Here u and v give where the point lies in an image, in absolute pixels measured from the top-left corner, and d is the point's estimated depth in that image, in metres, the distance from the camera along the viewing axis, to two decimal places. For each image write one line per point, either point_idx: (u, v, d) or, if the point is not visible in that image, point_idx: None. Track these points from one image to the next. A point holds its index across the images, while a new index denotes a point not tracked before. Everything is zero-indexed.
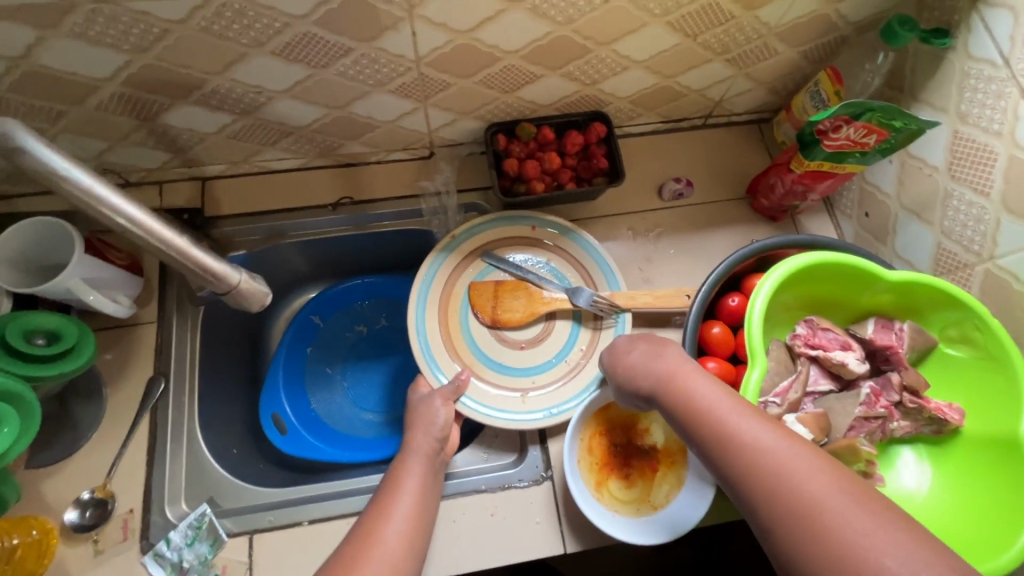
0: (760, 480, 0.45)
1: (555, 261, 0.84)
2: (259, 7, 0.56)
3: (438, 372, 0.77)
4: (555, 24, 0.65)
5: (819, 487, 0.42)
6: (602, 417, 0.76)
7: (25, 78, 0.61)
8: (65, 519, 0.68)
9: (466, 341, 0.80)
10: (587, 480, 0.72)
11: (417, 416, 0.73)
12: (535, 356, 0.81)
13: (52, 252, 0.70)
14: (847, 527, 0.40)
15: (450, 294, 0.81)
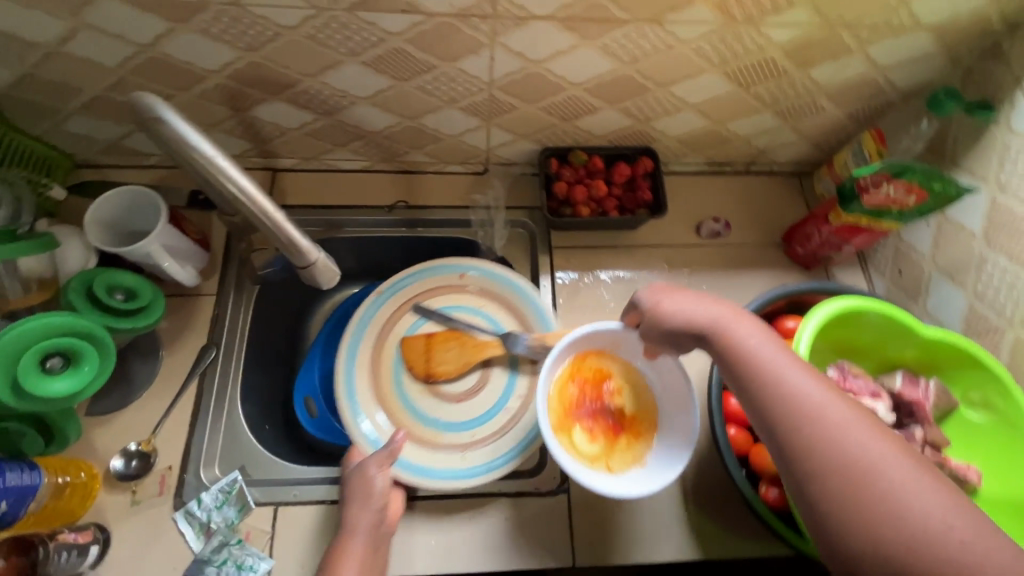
0: (814, 424, 0.51)
1: (487, 308, 0.85)
2: (362, 22, 0.63)
3: (371, 440, 0.75)
4: (620, 63, 0.71)
5: (863, 433, 0.50)
6: (577, 363, 0.73)
7: (146, 63, 0.68)
8: (111, 466, 0.72)
9: (397, 399, 0.79)
10: (549, 418, 0.68)
11: (353, 487, 0.67)
12: (469, 408, 0.80)
13: (137, 218, 0.77)
14: (889, 467, 0.48)
15: (378, 353, 0.81)
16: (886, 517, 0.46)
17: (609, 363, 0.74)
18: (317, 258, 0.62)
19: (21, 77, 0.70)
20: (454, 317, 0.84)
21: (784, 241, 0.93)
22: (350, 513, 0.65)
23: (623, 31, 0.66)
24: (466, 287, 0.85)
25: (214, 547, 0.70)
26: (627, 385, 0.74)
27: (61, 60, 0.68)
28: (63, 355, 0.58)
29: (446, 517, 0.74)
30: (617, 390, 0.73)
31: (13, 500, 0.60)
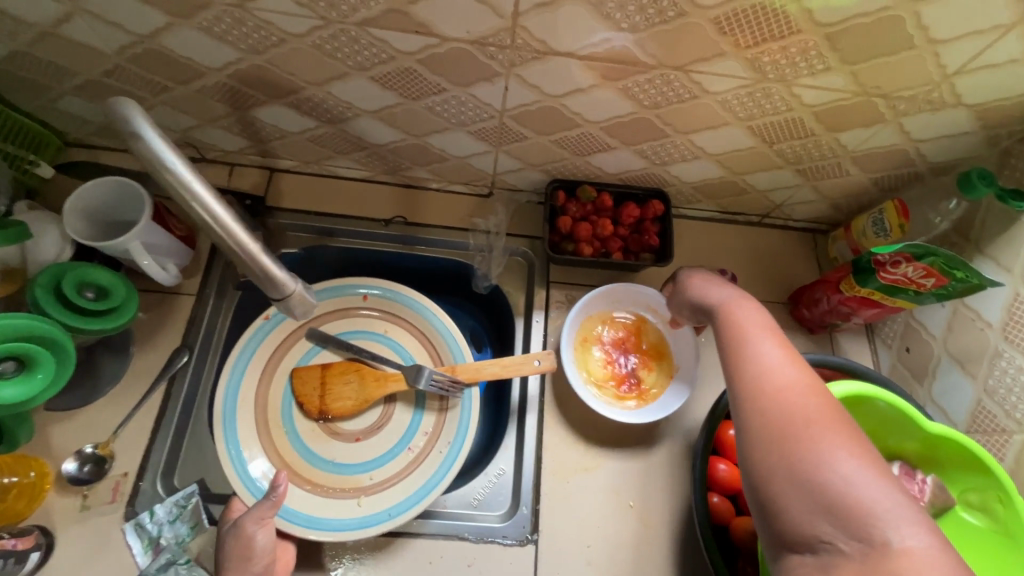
0: (758, 381, 0.51)
1: (403, 337, 0.82)
2: (372, 38, 0.59)
3: (252, 488, 0.70)
4: (640, 106, 0.67)
5: (808, 399, 0.48)
6: (639, 324, 0.84)
7: (143, 53, 0.65)
8: (64, 468, 0.69)
9: (286, 437, 0.75)
10: (578, 329, 0.83)
11: (229, 550, 0.61)
12: (365, 448, 0.76)
13: (121, 211, 0.74)
14: (818, 430, 0.46)
15: (265, 388, 0.76)
16: (800, 454, 0.45)
17: (660, 339, 0.84)
18: (295, 290, 0.52)
19: (12, 53, 0.67)
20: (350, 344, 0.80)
21: (790, 301, 0.89)
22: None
23: (647, 76, 0.62)
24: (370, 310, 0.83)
25: (161, 564, 0.67)
26: (660, 359, 0.83)
27: (54, 40, 0.64)
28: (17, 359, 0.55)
29: (411, 557, 0.71)
30: (647, 364, 0.82)
31: None
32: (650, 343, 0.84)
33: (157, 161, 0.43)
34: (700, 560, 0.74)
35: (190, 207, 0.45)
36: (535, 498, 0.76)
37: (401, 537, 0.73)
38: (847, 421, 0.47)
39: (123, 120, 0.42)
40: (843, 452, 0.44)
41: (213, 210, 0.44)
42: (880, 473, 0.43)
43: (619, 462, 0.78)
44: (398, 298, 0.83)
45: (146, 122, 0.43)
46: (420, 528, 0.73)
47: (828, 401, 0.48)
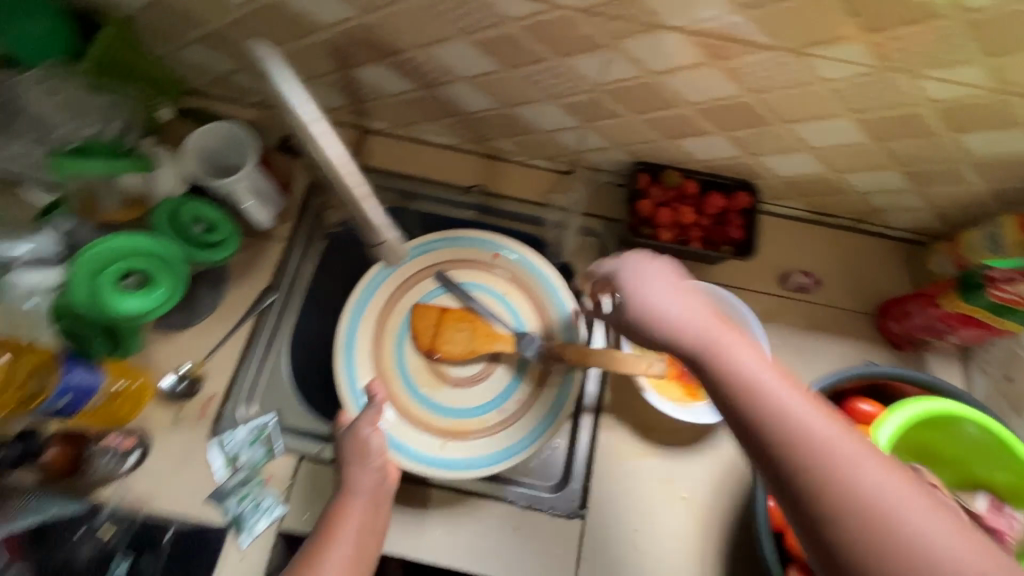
0: (816, 459, 0.43)
1: (519, 304, 0.82)
2: (482, 2, 0.60)
3: (355, 399, 0.75)
4: (744, 90, 0.64)
5: (873, 469, 0.42)
6: None
7: (267, 8, 0.69)
8: (162, 383, 0.76)
9: (394, 368, 0.78)
10: None
11: (346, 451, 0.68)
12: (465, 398, 0.78)
13: (230, 155, 0.80)
14: (901, 510, 0.40)
15: (383, 317, 0.80)
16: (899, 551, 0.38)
17: None
18: (389, 240, 0.55)
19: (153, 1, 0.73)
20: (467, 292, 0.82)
21: (877, 312, 0.84)
22: (346, 476, 0.66)
23: (758, 56, 0.59)
24: (495, 269, 0.83)
25: (238, 481, 0.73)
26: None
27: None
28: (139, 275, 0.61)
29: (460, 511, 0.74)
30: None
31: (80, 398, 0.65)
32: None
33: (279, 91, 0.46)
34: (749, 559, 0.73)
35: (315, 148, 0.48)
36: (586, 474, 0.76)
37: (454, 492, 0.75)
38: (903, 474, 0.42)
39: (255, 56, 0.47)
40: (932, 530, 0.39)
41: (333, 156, 0.47)
42: (966, 534, 0.39)
43: (676, 452, 0.77)
44: (523, 266, 0.83)
45: (273, 57, 0.47)
46: (470, 486, 0.75)
47: (885, 459, 0.43)
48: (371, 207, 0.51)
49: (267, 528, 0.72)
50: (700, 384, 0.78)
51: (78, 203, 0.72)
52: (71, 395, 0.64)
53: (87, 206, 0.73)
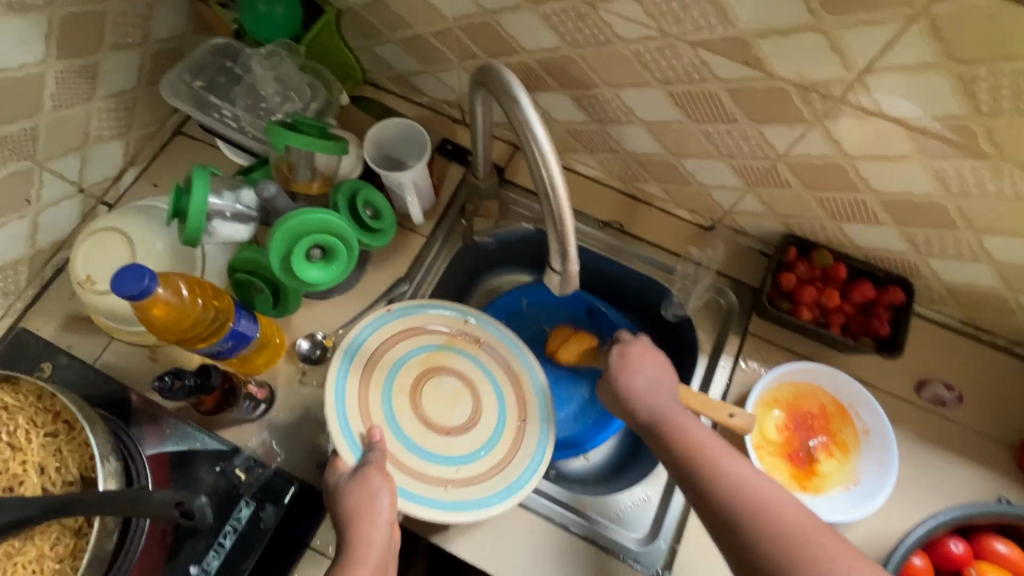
0: (746, 499, 0.60)
1: (486, 360, 0.78)
2: (696, 59, 0.61)
3: (354, 446, 0.68)
4: (943, 191, 0.62)
5: (787, 506, 0.60)
6: (834, 412, 0.80)
7: (478, 26, 0.74)
8: (299, 344, 0.80)
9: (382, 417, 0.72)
10: (772, 390, 0.80)
11: (354, 501, 0.61)
12: (458, 442, 0.73)
13: (401, 149, 0.85)
14: (807, 534, 0.58)
15: (374, 361, 0.75)
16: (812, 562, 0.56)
17: (850, 436, 0.79)
18: (572, 270, 0.56)
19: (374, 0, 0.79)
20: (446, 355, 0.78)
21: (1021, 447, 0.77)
22: (356, 532, 0.59)
23: (974, 163, 0.57)
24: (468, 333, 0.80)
25: None
26: (843, 455, 0.78)
27: None
28: (322, 249, 0.67)
29: (548, 540, 0.73)
30: (829, 449, 0.79)
31: (238, 343, 0.68)
32: (839, 437, 0.79)
33: (519, 109, 0.50)
34: None
35: (538, 167, 0.51)
36: (676, 537, 0.74)
37: (545, 520, 0.74)
38: (802, 507, 0.61)
39: (499, 78, 0.53)
40: (827, 550, 0.57)
41: (554, 174, 0.50)
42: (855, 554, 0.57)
43: None
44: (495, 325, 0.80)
45: (517, 82, 0.52)
46: (562, 519, 0.74)
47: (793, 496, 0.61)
48: (571, 234, 0.53)
49: None
50: (813, 474, 0.77)
51: (278, 172, 0.74)
52: (233, 340, 0.67)
53: (285, 175, 0.74)
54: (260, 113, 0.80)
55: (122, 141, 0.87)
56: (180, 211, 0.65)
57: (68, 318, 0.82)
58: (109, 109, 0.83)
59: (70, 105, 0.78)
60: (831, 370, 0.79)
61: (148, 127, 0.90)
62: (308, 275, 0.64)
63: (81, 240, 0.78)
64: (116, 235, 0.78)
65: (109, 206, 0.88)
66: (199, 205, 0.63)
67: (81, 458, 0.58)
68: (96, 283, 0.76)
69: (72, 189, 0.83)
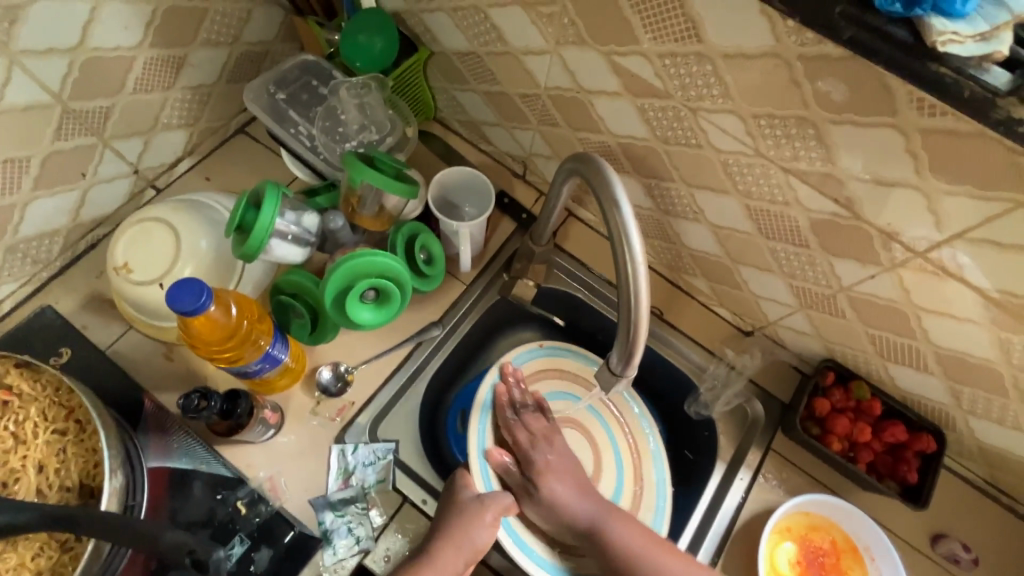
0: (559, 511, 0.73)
1: (615, 430, 0.87)
2: (785, 183, 0.61)
3: (486, 481, 0.78)
4: (1004, 360, 0.61)
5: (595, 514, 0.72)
6: (847, 549, 0.78)
7: (568, 99, 0.74)
8: (320, 374, 0.77)
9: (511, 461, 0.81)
10: (788, 517, 0.78)
11: (458, 524, 0.66)
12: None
13: (462, 196, 0.85)
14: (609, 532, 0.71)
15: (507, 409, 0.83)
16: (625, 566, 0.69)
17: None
18: (628, 374, 0.56)
19: (468, 52, 0.80)
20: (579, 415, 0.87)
21: None
22: (440, 548, 0.65)
23: None
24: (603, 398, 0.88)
25: (344, 498, 0.72)
26: None
27: (509, 59, 0.76)
28: (377, 291, 0.67)
29: None
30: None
31: (265, 367, 0.66)
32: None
33: (618, 210, 0.50)
34: None
35: (625, 271, 0.50)
36: None
37: None
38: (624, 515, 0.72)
39: (602, 175, 0.53)
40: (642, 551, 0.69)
41: (640, 283, 0.49)
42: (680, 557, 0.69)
43: None
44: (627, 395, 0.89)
45: (619, 182, 0.52)
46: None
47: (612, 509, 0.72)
48: (640, 345, 0.52)
49: (349, 558, 0.69)
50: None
51: (346, 203, 0.74)
52: (261, 363, 0.65)
53: (351, 208, 0.74)
54: (336, 136, 0.83)
55: (187, 131, 0.86)
56: (243, 224, 0.64)
57: (92, 298, 0.79)
58: (185, 100, 0.83)
59: (150, 91, 0.78)
60: (855, 509, 0.77)
61: (215, 122, 0.90)
62: (360, 316, 0.64)
63: (127, 226, 0.76)
64: (163, 227, 0.75)
65: (157, 190, 0.86)
66: (265, 223, 0.62)
67: (84, 464, 0.55)
68: (131, 272, 0.74)
69: (128, 168, 0.82)
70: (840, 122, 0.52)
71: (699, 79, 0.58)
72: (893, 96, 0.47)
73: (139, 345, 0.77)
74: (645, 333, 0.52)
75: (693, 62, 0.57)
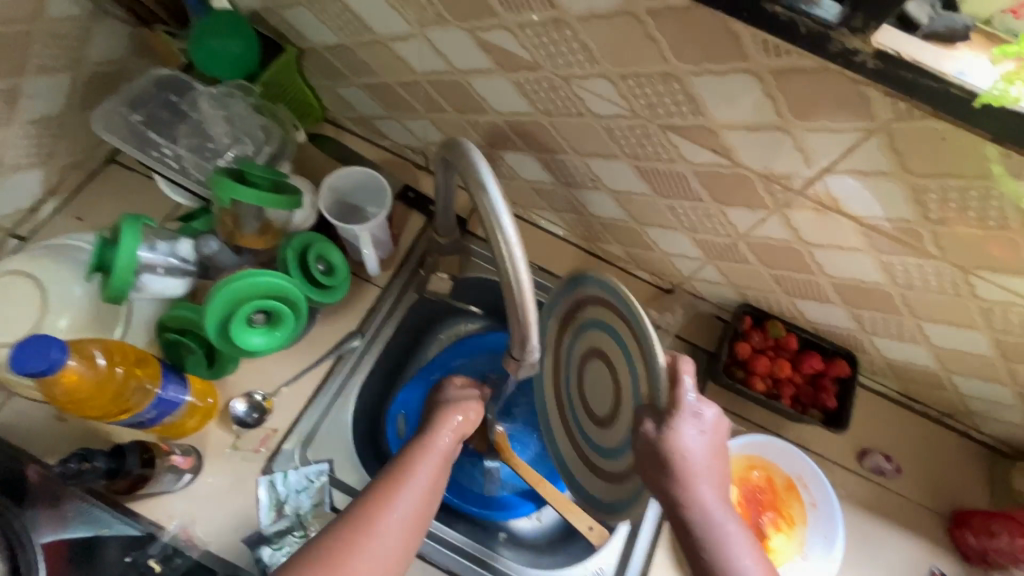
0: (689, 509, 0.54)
1: (622, 335, 0.56)
2: (666, 141, 0.61)
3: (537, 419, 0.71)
4: (890, 281, 0.64)
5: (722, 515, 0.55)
6: (780, 486, 0.80)
7: (448, 84, 0.71)
8: (234, 408, 0.73)
9: (575, 418, 0.65)
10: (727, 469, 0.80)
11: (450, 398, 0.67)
12: (605, 440, 0.60)
13: (359, 196, 0.80)
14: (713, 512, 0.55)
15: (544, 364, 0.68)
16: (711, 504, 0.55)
17: (797, 511, 0.79)
18: (532, 359, 0.55)
19: (337, 45, 0.76)
20: (591, 324, 0.61)
21: (952, 517, 0.81)
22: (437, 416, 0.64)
23: (921, 262, 0.59)
24: (603, 302, 0.58)
25: (279, 530, 0.68)
26: (793, 530, 0.79)
27: (380, 48, 0.72)
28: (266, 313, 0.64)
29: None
30: (777, 524, 0.79)
31: (163, 412, 0.61)
32: (786, 509, 0.80)
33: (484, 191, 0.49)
34: None
35: (503, 255, 0.48)
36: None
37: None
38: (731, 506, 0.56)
39: (467, 158, 0.51)
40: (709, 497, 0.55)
41: (517, 263, 0.48)
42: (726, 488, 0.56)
43: None
44: (626, 307, 0.54)
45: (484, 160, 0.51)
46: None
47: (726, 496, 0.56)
48: (531, 327, 0.51)
49: None
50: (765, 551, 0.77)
51: (223, 224, 0.69)
52: (157, 409, 0.60)
53: (229, 228, 0.69)
54: (206, 153, 0.78)
55: (42, 169, 0.78)
56: (103, 264, 0.59)
57: None
58: (30, 136, 0.74)
59: None
60: (785, 444, 0.80)
61: (75, 155, 0.81)
62: (249, 343, 0.61)
63: None
64: (26, 279, 0.68)
65: (21, 240, 0.78)
66: (126, 260, 0.58)
67: None
68: None
69: None
70: (699, 74, 0.52)
71: (563, 47, 0.57)
72: (741, 41, 0.47)
73: (26, 413, 0.70)
74: (536, 315, 0.50)
75: (553, 30, 0.56)
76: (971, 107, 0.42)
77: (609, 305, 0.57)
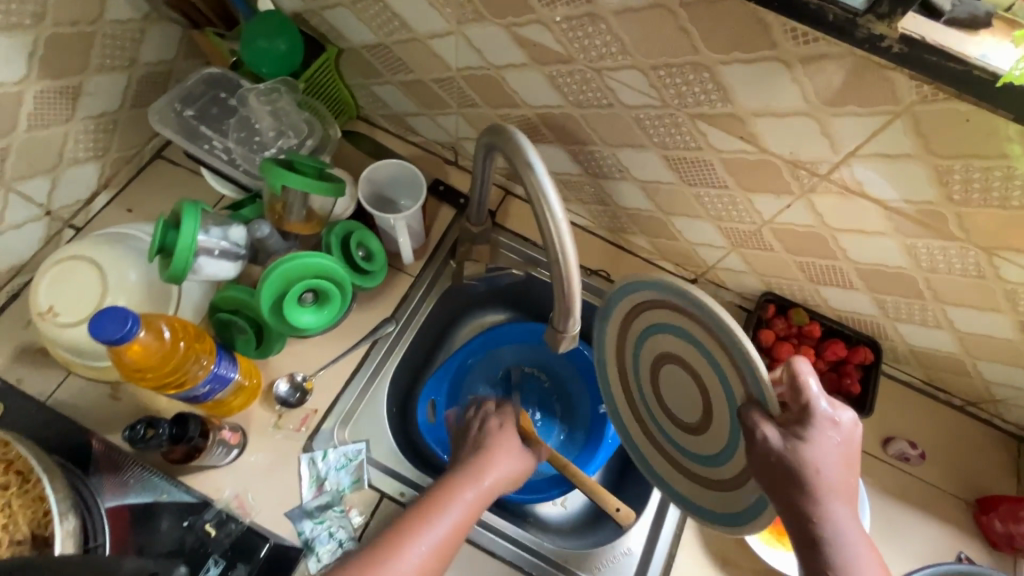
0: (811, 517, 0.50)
1: (701, 340, 0.58)
2: (694, 129, 0.64)
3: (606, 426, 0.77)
4: (914, 264, 0.66)
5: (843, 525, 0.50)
6: None
7: (482, 79, 0.75)
8: (278, 389, 0.77)
9: (654, 424, 0.69)
10: None
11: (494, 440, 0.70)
12: (700, 444, 0.64)
13: (394, 188, 0.84)
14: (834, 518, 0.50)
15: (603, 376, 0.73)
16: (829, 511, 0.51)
17: None
18: (574, 330, 0.58)
19: (375, 44, 0.79)
20: (659, 331, 0.62)
21: (978, 504, 0.82)
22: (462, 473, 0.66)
23: (944, 245, 0.61)
24: (672, 310, 0.59)
25: (320, 505, 0.72)
26: None
27: (418, 45, 0.76)
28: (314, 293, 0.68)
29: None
30: None
31: (216, 387, 0.64)
32: None
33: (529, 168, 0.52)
34: None
35: (548, 228, 0.51)
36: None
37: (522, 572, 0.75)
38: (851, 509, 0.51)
39: (513, 138, 0.54)
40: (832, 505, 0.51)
41: (562, 234, 0.51)
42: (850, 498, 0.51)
43: None
44: (703, 314, 0.54)
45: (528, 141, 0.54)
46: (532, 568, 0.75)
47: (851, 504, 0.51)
48: (574, 297, 0.54)
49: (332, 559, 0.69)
50: None
51: (271, 211, 0.73)
52: (210, 384, 0.64)
53: (277, 215, 0.73)
54: (253, 146, 0.82)
55: (97, 163, 0.83)
56: (165, 246, 0.63)
57: (24, 349, 0.76)
58: (89, 131, 0.79)
59: (47, 126, 0.74)
60: None
61: (127, 150, 0.86)
62: (300, 320, 0.65)
63: (47, 269, 0.73)
64: (86, 264, 0.73)
65: (77, 230, 0.83)
66: (188, 241, 0.61)
67: (33, 513, 0.57)
68: (59, 315, 0.71)
69: (39, 211, 0.78)
70: (728, 63, 0.54)
71: (597, 40, 0.60)
72: (769, 30, 0.50)
73: (83, 391, 0.74)
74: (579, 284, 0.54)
75: (588, 24, 0.59)
76: (993, 88, 0.44)
77: (677, 313, 0.59)
